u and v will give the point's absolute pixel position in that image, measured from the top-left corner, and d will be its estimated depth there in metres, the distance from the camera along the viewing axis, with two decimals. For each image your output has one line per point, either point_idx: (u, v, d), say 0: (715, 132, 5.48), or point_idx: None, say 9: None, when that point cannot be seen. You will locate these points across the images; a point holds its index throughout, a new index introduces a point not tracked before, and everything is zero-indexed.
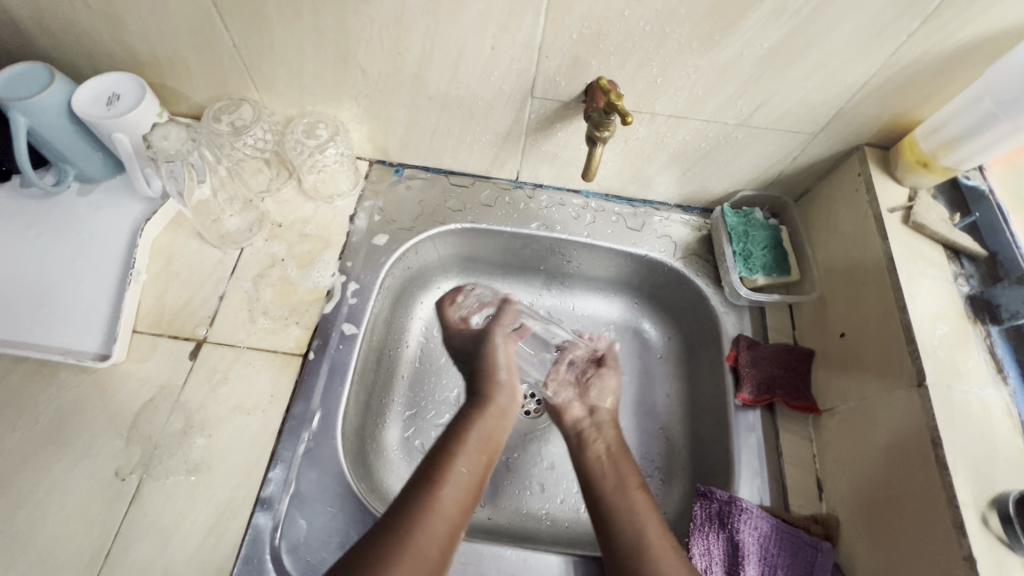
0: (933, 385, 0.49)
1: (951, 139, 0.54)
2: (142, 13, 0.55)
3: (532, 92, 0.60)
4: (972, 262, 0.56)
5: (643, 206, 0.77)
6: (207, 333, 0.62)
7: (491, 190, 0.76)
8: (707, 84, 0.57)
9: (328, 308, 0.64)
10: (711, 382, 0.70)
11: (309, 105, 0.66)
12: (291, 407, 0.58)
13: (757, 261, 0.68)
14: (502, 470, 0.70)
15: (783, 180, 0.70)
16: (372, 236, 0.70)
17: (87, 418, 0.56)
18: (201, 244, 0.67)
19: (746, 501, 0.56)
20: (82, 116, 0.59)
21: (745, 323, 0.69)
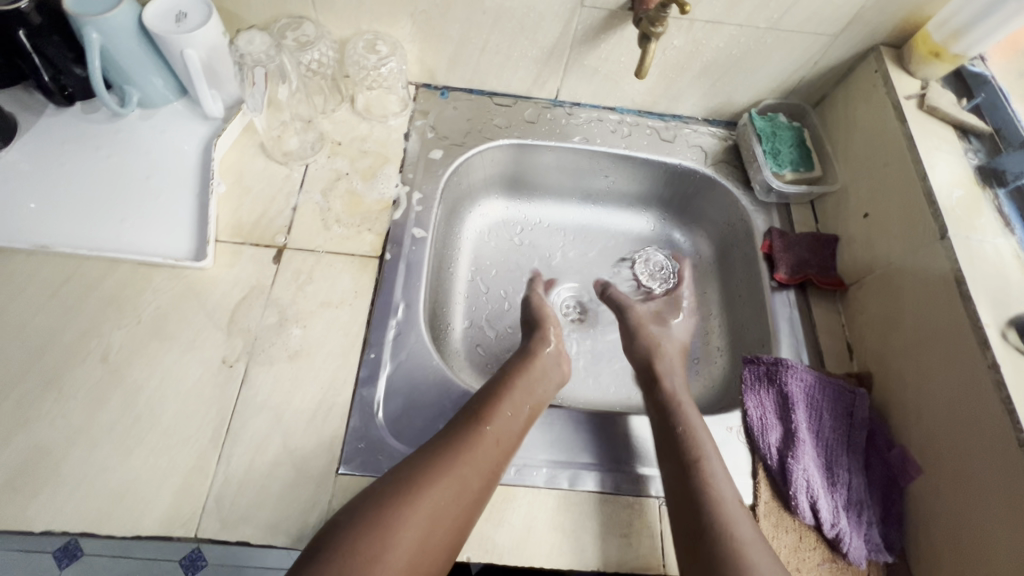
0: (954, 236, 0.56)
1: (960, 27, 0.61)
2: None
3: (582, 1, 0.65)
4: (978, 139, 0.64)
5: (673, 120, 0.82)
6: (287, 239, 0.65)
7: (533, 108, 0.80)
8: None
9: (397, 215, 0.69)
10: (744, 274, 0.77)
11: (365, 23, 0.69)
12: (376, 299, 0.63)
13: (785, 157, 0.75)
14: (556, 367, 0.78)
15: (803, 86, 0.77)
16: (428, 151, 0.74)
17: (186, 315, 0.59)
18: (267, 161, 0.70)
19: (790, 361, 0.63)
20: (154, 32, 0.61)
21: (774, 219, 0.76)
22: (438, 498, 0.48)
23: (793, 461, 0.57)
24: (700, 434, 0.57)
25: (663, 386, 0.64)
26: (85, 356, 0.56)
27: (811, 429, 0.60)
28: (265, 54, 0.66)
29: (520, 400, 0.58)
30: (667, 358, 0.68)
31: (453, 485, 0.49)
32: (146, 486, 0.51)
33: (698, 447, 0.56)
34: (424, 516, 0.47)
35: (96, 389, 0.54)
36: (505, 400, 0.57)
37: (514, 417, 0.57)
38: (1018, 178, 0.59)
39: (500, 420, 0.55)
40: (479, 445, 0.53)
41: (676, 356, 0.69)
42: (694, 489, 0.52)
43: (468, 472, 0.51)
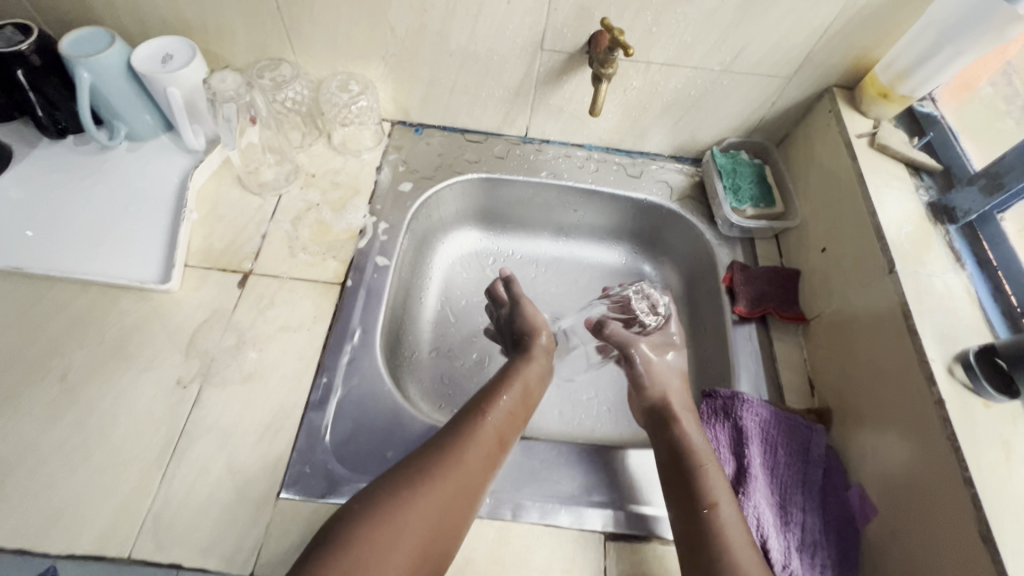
0: (902, 271, 0.57)
1: (904, 69, 0.63)
2: None
3: (542, 45, 0.69)
4: (930, 176, 0.65)
5: (640, 156, 0.85)
6: (253, 265, 0.68)
7: (503, 144, 0.83)
8: (694, 31, 0.65)
9: (362, 243, 0.71)
10: (709, 307, 0.77)
11: (340, 65, 0.74)
12: (334, 324, 0.64)
13: (745, 193, 0.76)
14: None
15: (764, 125, 0.79)
16: (398, 184, 0.77)
17: (147, 336, 0.61)
18: (242, 191, 0.73)
19: (746, 395, 0.62)
20: (141, 71, 0.66)
21: (737, 253, 0.76)
22: (445, 487, 0.50)
23: (743, 498, 0.55)
24: (702, 452, 0.56)
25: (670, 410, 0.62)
26: (46, 373, 0.58)
27: (765, 464, 0.58)
28: (236, 93, 0.67)
29: (515, 397, 0.61)
30: (676, 400, 0.63)
31: (458, 473, 0.51)
32: (88, 503, 0.51)
33: (704, 469, 0.54)
34: (434, 502, 0.48)
35: (52, 405, 0.56)
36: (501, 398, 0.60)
37: (505, 414, 0.58)
38: (966, 215, 0.59)
39: (497, 414, 0.58)
40: (478, 436, 0.54)
41: (679, 382, 0.66)
42: (693, 508, 0.52)
43: (474, 461, 0.52)
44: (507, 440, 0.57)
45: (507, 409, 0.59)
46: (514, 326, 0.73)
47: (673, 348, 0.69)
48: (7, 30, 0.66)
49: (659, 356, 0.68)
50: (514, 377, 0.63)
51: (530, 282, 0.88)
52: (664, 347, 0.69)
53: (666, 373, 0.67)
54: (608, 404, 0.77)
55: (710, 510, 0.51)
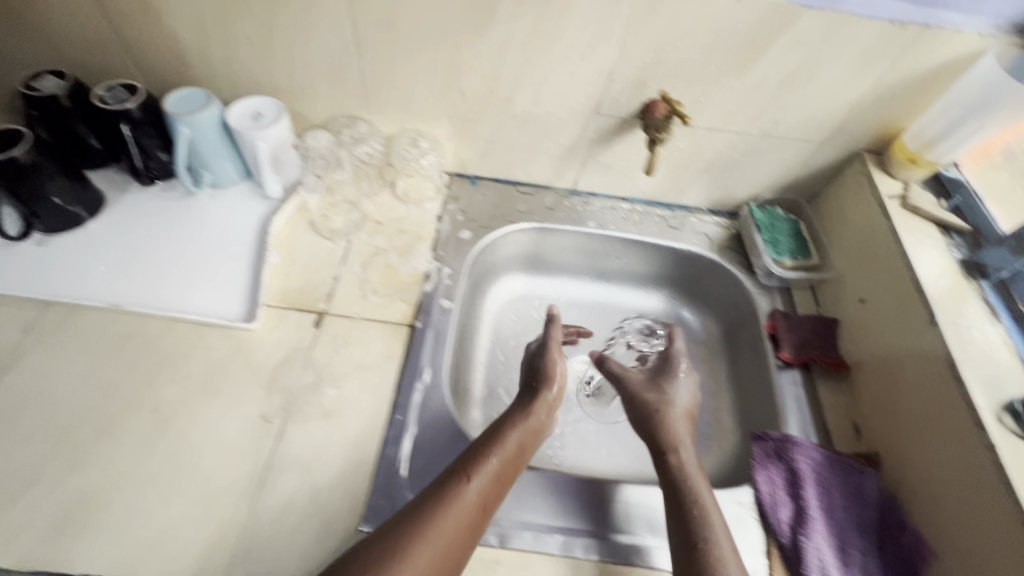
0: (943, 323, 0.61)
1: (931, 139, 0.70)
2: (295, 46, 0.71)
3: (598, 111, 0.75)
4: (960, 236, 0.70)
5: (680, 210, 0.91)
6: (327, 306, 0.72)
7: (553, 196, 0.89)
8: (738, 102, 0.72)
9: (427, 287, 0.76)
10: (751, 352, 0.81)
11: (410, 124, 0.80)
12: (405, 363, 0.68)
13: (783, 246, 0.82)
14: (571, 435, 0.81)
15: (796, 184, 0.85)
16: (458, 232, 0.83)
17: (232, 372, 0.65)
18: (315, 237, 0.79)
19: (797, 438, 0.65)
20: (235, 128, 0.72)
21: (776, 301, 0.81)
22: (450, 530, 0.48)
23: (805, 539, 0.58)
24: (704, 499, 0.56)
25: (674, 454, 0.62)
26: (140, 406, 0.61)
27: (822, 506, 0.61)
28: (327, 150, 0.81)
29: (523, 432, 0.59)
30: (671, 426, 0.64)
31: (461, 516, 0.49)
32: (181, 533, 0.54)
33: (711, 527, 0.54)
34: (438, 549, 0.46)
35: (146, 437, 0.59)
36: (511, 434, 0.58)
37: (511, 457, 0.56)
38: (999, 271, 0.65)
39: (508, 451, 0.56)
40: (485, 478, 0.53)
41: (683, 422, 0.65)
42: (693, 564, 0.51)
43: (470, 507, 0.50)
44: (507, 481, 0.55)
45: (516, 444, 0.57)
46: (535, 363, 0.69)
47: (676, 376, 0.70)
48: (117, 89, 0.73)
49: (662, 387, 0.69)
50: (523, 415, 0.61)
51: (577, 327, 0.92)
52: (664, 382, 0.69)
53: (669, 410, 0.66)
54: None
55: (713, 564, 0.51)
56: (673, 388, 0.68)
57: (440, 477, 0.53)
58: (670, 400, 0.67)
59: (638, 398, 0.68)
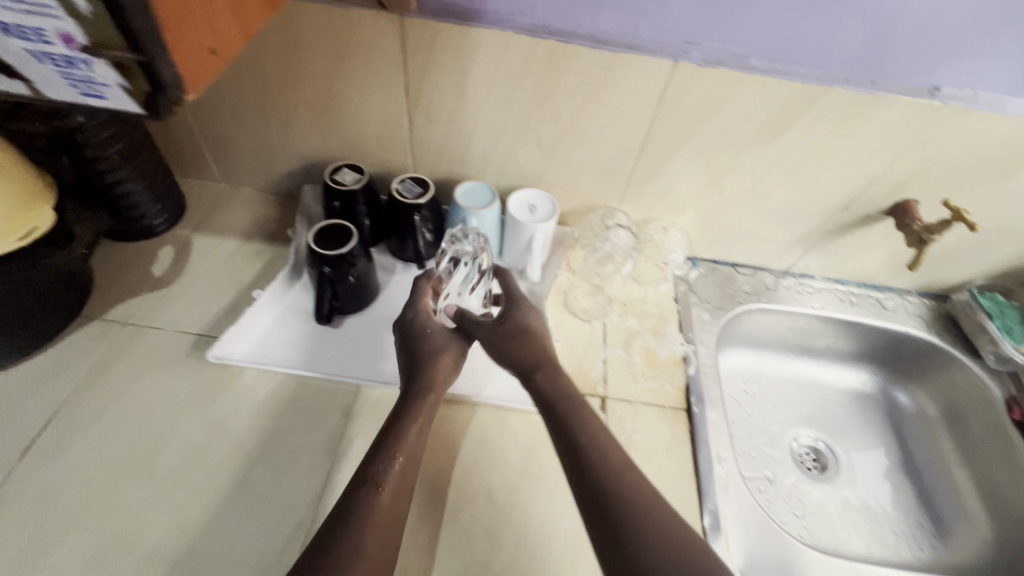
0: None
1: None
2: (580, 148, 0.77)
3: (847, 207, 0.81)
4: None
5: (888, 291, 0.95)
6: (606, 389, 0.75)
7: (769, 278, 0.94)
8: (990, 202, 0.77)
9: (690, 370, 0.79)
10: (989, 436, 0.83)
11: (656, 212, 0.86)
12: (698, 450, 0.70)
13: (1020, 334, 0.84)
14: (812, 515, 0.83)
15: (1012, 271, 0.89)
16: (697, 313, 0.87)
17: (545, 458, 0.68)
18: (573, 317, 0.83)
19: None
20: (515, 218, 0.78)
21: (1011, 386, 0.84)
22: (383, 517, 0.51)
23: None
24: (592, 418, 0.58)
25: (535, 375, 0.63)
26: (474, 493, 0.64)
27: None
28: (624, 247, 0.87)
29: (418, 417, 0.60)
30: (527, 345, 0.66)
31: (392, 503, 0.53)
32: None
33: (614, 457, 0.54)
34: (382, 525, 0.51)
35: (491, 525, 0.62)
36: (410, 422, 0.59)
37: (415, 412, 0.60)
38: None
39: (410, 438, 0.58)
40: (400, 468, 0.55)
41: (544, 340, 0.68)
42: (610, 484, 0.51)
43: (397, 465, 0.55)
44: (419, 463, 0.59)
45: (417, 429, 0.59)
46: (418, 326, 0.67)
47: (523, 305, 0.71)
48: (408, 183, 0.79)
49: (516, 313, 0.70)
50: (422, 388, 0.63)
51: (792, 403, 0.95)
52: (516, 308, 0.71)
53: (532, 333, 0.68)
54: (895, 527, 0.83)
55: (631, 503, 0.49)
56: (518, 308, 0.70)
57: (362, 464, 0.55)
58: (525, 327, 0.69)
59: (498, 328, 0.68)
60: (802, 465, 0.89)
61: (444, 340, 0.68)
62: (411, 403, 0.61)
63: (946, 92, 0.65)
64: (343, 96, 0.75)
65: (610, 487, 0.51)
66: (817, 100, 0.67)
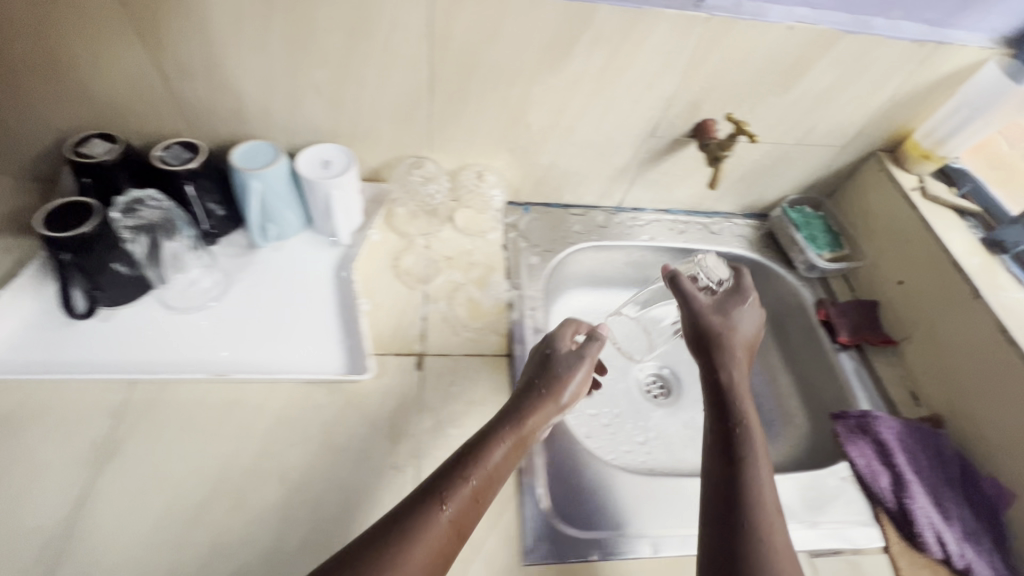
0: (987, 295, 0.71)
1: (941, 138, 0.80)
2: (365, 92, 0.71)
3: (653, 133, 0.81)
4: (973, 218, 0.80)
5: (715, 216, 0.98)
6: (424, 347, 0.72)
7: (602, 215, 0.93)
8: (779, 115, 0.80)
9: (514, 316, 0.77)
10: (805, 340, 0.88)
11: (472, 158, 0.82)
12: (515, 395, 0.69)
13: (822, 241, 0.89)
14: (654, 440, 0.85)
15: (818, 184, 0.94)
16: (526, 258, 0.85)
17: (351, 427, 0.64)
18: (393, 277, 0.78)
19: (875, 413, 0.73)
20: (306, 178, 0.71)
21: (818, 292, 0.90)
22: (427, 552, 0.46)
23: (911, 501, 0.65)
24: (761, 470, 0.54)
25: (717, 375, 0.63)
26: (267, 478, 0.59)
27: (913, 469, 0.68)
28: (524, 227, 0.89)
29: (511, 443, 0.55)
30: (730, 350, 0.65)
31: (442, 534, 0.47)
32: None
33: (757, 474, 0.54)
34: (428, 557, 0.46)
35: (285, 508, 0.57)
36: (498, 446, 0.54)
37: (500, 458, 0.54)
38: (1017, 246, 0.74)
39: (499, 468, 0.54)
40: (467, 508, 0.50)
41: (743, 348, 0.66)
42: (745, 529, 0.50)
43: (460, 498, 0.49)
44: (489, 498, 0.52)
45: (506, 454, 0.55)
46: (551, 364, 0.63)
47: (743, 304, 0.68)
48: (174, 148, 0.69)
49: (727, 314, 0.68)
50: (524, 421, 0.57)
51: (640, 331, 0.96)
52: (732, 308, 0.68)
53: (734, 333, 0.66)
54: None
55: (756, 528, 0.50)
56: (736, 316, 0.67)
57: (431, 480, 0.51)
58: (733, 330, 0.66)
59: (704, 321, 0.67)
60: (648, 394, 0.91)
61: (570, 366, 0.63)
62: (503, 430, 0.56)
63: (709, 3, 0.65)
64: (69, 52, 0.64)
65: (744, 551, 0.48)
66: (589, 18, 0.64)
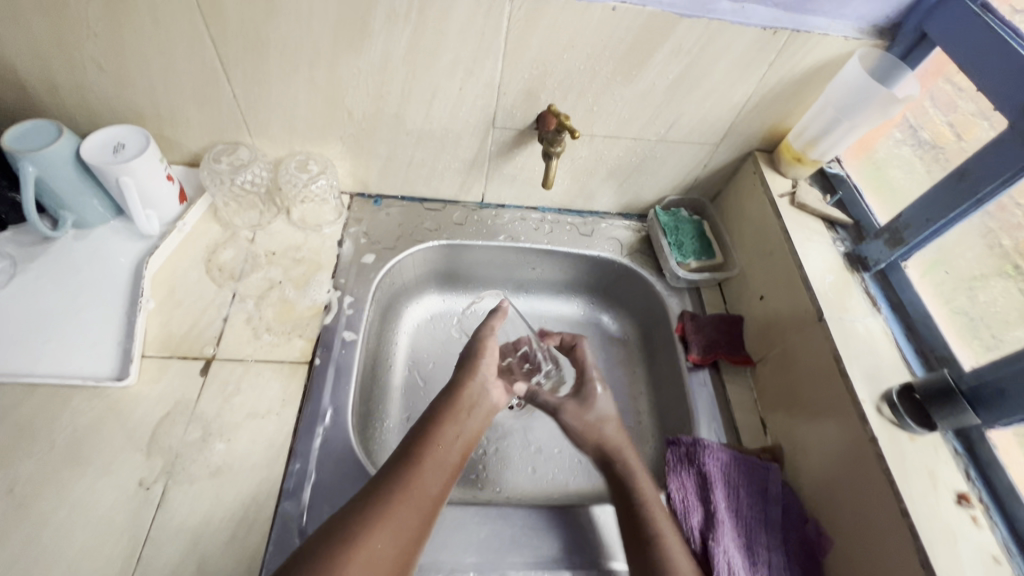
0: (829, 317, 0.63)
1: (813, 139, 0.72)
2: (152, 70, 0.64)
3: (493, 124, 0.73)
4: (844, 229, 0.72)
5: (591, 216, 0.90)
6: (215, 351, 0.67)
7: (461, 211, 0.87)
8: (631, 108, 0.72)
9: (328, 319, 0.71)
10: (666, 355, 0.81)
11: (299, 145, 0.75)
12: (305, 407, 0.64)
13: (688, 249, 0.83)
14: (491, 455, 0.79)
15: (698, 185, 0.86)
16: (361, 257, 0.79)
17: (104, 437, 0.59)
18: (202, 274, 0.72)
19: (706, 441, 0.66)
20: (91, 162, 0.65)
21: (686, 302, 0.82)
22: (406, 520, 0.52)
23: (715, 545, 0.58)
24: (661, 523, 0.57)
25: (620, 462, 0.64)
26: None
27: (730, 507, 0.62)
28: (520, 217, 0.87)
29: (467, 423, 0.62)
30: (610, 441, 0.66)
31: (411, 510, 0.52)
32: None
33: (641, 491, 0.61)
34: (402, 527, 0.51)
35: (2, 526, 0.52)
36: (451, 426, 0.60)
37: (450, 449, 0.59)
38: (877, 263, 0.67)
39: (441, 452, 0.58)
40: (421, 482, 0.55)
41: (625, 447, 0.66)
42: (655, 574, 0.54)
43: (418, 475, 0.55)
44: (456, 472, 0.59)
45: (456, 440, 0.60)
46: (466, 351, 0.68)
47: (596, 390, 0.70)
48: None
49: (586, 400, 0.70)
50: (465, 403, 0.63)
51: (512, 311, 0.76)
52: (589, 401, 0.69)
53: (598, 425, 0.67)
54: (570, 458, 0.80)
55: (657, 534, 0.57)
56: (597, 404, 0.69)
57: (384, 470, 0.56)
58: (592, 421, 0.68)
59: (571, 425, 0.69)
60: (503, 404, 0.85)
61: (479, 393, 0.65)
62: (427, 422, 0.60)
63: None
64: None
65: None
66: None
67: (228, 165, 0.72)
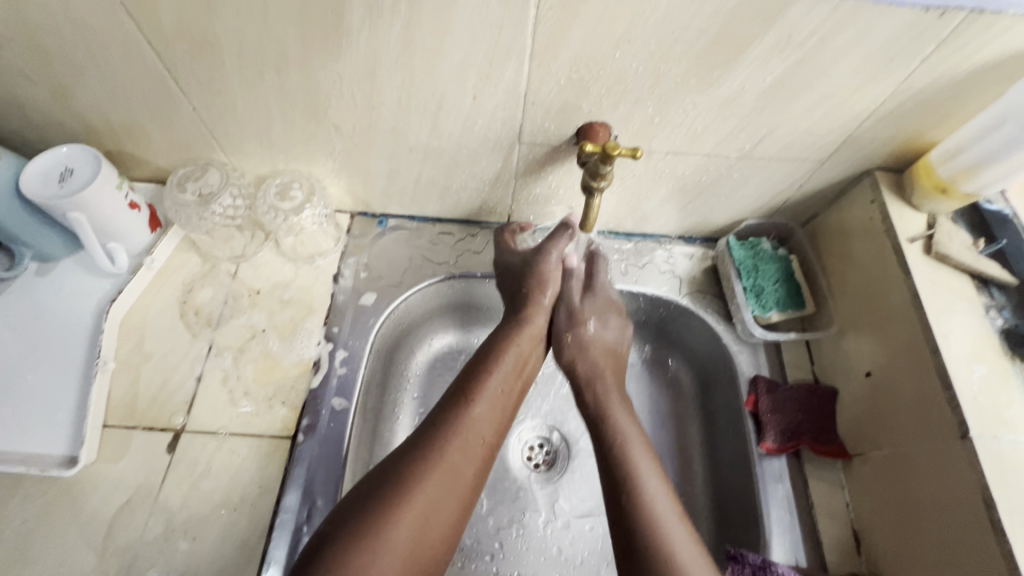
0: (978, 437, 0.45)
1: (971, 164, 0.51)
2: (90, 82, 0.51)
3: (520, 137, 0.56)
4: (1002, 291, 0.54)
5: (643, 239, 0.72)
6: (185, 421, 0.57)
7: (482, 236, 0.71)
8: (706, 119, 0.53)
9: (316, 381, 0.60)
10: (728, 426, 0.65)
11: (282, 164, 0.62)
12: (282, 499, 0.53)
13: (769, 297, 0.65)
14: (512, 530, 0.68)
15: (790, 208, 0.66)
16: (360, 297, 0.66)
17: (55, 531, 0.51)
18: (175, 319, 0.62)
19: (782, 566, 0.51)
20: (33, 197, 0.53)
21: (761, 361, 0.64)
22: (447, 483, 0.46)
23: None
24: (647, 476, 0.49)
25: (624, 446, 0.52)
26: None
27: None
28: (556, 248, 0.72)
29: (507, 381, 0.55)
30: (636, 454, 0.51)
31: (444, 485, 0.46)
32: None
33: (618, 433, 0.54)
34: (445, 488, 0.46)
35: None
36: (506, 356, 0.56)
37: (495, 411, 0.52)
38: None
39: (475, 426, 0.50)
40: (460, 445, 0.48)
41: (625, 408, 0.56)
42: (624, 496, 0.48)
43: (455, 467, 0.47)
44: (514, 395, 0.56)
45: (498, 392, 0.54)
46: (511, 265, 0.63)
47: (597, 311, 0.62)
48: None
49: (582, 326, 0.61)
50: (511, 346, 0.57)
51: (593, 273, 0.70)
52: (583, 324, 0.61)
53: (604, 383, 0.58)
54: (612, 537, 0.68)
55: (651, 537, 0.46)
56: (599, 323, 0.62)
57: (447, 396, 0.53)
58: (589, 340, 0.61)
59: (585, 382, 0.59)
60: (527, 463, 0.73)
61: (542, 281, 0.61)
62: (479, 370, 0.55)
63: None
64: None
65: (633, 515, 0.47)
66: None
67: (194, 195, 0.60)
